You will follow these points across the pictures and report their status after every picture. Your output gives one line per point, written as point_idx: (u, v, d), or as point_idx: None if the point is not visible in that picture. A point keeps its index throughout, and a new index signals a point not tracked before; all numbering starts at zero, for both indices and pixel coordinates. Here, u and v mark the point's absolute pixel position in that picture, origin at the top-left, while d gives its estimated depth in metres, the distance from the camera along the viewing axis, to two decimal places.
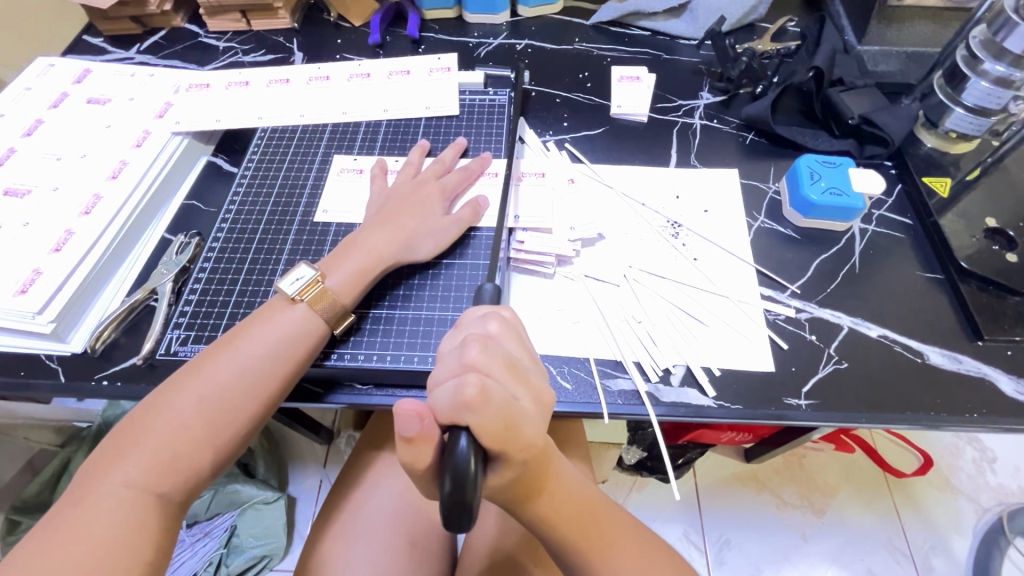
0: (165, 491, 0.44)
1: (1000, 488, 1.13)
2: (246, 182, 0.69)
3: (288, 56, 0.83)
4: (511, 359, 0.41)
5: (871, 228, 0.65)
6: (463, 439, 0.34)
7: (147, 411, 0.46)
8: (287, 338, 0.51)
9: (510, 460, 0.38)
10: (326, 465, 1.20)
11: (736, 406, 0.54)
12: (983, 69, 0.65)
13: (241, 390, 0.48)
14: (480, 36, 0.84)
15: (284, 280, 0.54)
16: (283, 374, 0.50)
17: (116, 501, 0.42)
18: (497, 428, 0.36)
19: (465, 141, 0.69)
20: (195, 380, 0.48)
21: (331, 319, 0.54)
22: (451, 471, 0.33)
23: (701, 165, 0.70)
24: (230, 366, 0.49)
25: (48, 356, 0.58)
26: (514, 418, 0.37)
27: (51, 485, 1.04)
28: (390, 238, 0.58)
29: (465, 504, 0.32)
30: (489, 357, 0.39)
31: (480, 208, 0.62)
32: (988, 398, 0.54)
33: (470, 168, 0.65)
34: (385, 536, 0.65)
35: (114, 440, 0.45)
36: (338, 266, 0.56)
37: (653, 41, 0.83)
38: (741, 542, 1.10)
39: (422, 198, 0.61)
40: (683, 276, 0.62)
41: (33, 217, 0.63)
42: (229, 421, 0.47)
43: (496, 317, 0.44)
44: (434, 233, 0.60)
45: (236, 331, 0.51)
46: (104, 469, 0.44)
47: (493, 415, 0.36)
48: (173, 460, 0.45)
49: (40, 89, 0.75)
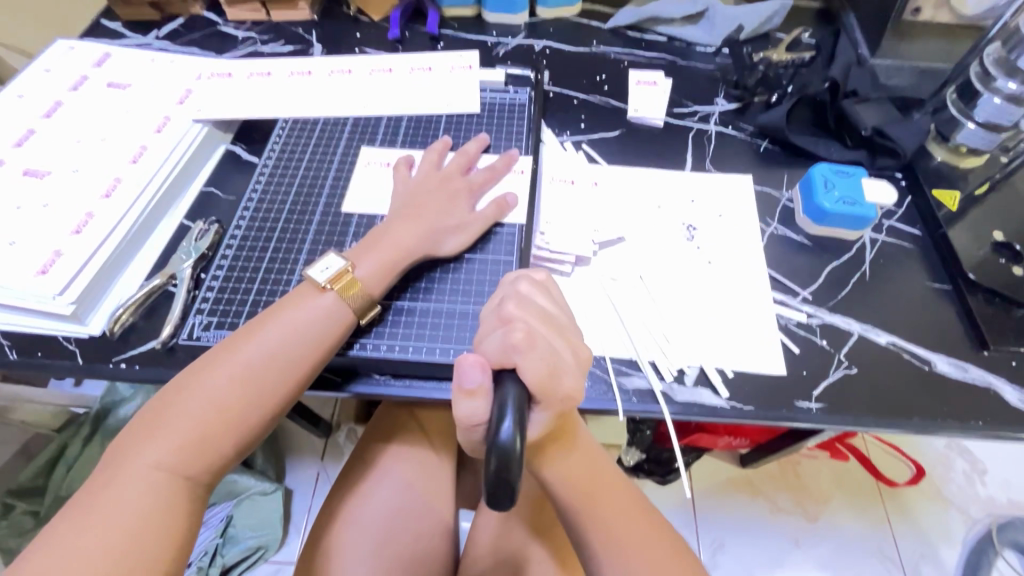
0: (192, 474, 0.44)
1: (990, 499, 1.15)
2: (268, 171, 0.69)
3: (307, 48, 0.83)
4: (545, 313, 0.44)
5: (881, 238, 0.67)
6: (508, 419, 0.34)
7: (175, 392, 0.47)
8: (314, 324, 0.51)
9: (549, 409, 0.41)
10: (324, 458, 1.20)
11: (748, 407, 0.55)
12: (995, 86, 0.68)
13: (267, 375, 0.48)
14: (499, 35, 0.85)
15: (312, 268, 0.54)
16: (310, 359, 0.50)
17: (144, 483, 0.42)
18: (540, 373, 0.39)
19: (488, 136, 0.69)
20: (224, 364, 0.48)
21: (358, 309, 0.54)
22: (497, 452, 0.33)
23: (716, 170, 0.72)
24: (258, 352, 0.49)
25: (65, 338, 0.58)
26: (555, 369, 0.40)
27: (49, 470, 1.04)
28: (418, 231, 0.59)
29: (508, 485, 0.34)
30: (525, 311, 0.42)
31: (505, 206, 0.63)
32: (993, 407, 0.55)
33: (496, 166, 0.66)
34: (391, 527, 0.65)
35: (142, 422, 0.46)
36: (365, 255, 0.57)
37: (669, 46, 0.84)
38: (735, 545, 1.11)
39: (451, 195, 0.62)
40: (698, 279, 0.63)
41: (52, 199, 0.63)
42: (257, 406, 0.47)
43: (528, 279, 0.46)
44: (460, 227, 0.61)
45: (263, 317, 0.52)
46: (133, 449, 0.44)
47: (539, 357, 0.39)
48: (202, 442, 0.45)
49: (58, 71, 0.75)
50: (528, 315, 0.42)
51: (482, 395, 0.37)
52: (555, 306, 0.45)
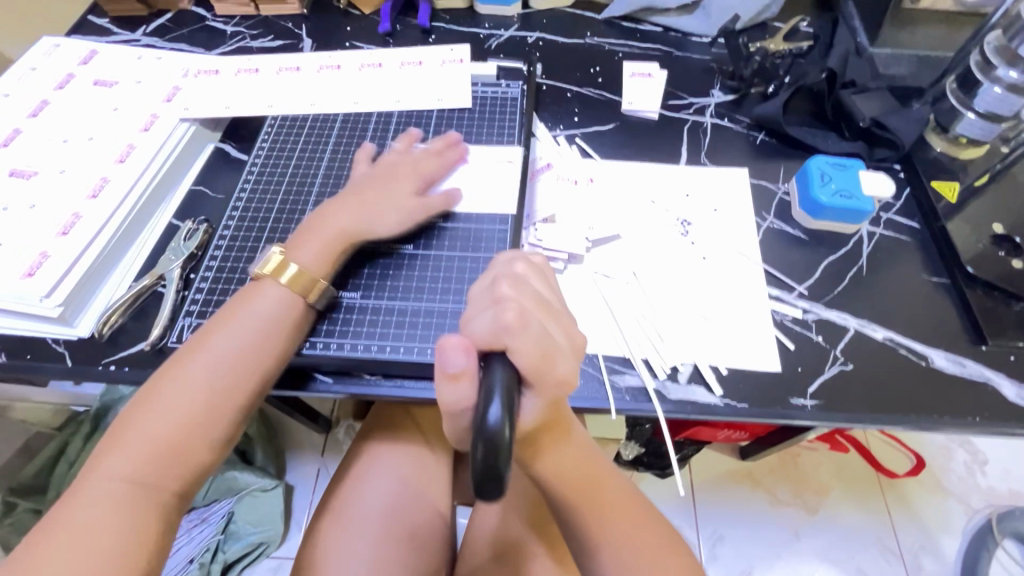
0: (158, 482, 0.44)
1: (990, 490, 1.14)
2: (257, 169, 0.68)
3: (297, 43, 0.82)
4: (539, 297, 0.42)
5: (879, 231, 0.65)
6: (495, 404, 0.33)
7: (130, 409, 0.46)
8: (267, 318, 0.51)
9: (543, 395, 0.39)
10: (324, 454, 1.19)
11: (741, 404, 0.55)
12: (996, 75, 0.67)
13: (226, 375, 0.48)
14: (491, 27, 0.83)
15: (253, 263, 0.55)
16: (268, 354, 0.50)
17: (106, 494, 0.42)
18: (532, 356, 0.37)
19: (457, 136, 0.67)
20: (177, 371, 0.48)
21: (307, 293, 0.54)
22: (484, 440, 0.32)
23: (712, 164, 0.71)
24: (211, 352, 0.49)
25: (54, 340, 0.58)
26: (549, 352, 0.38)
27: (50, 468, 1.04)
28: (355, 214, 0.58)
29: (497, 473, 0.32)
30: (520, 293, 0.41)
31: (451, 198, 0.63)
32: (991, 403, 0.55)
33: (437, 150, 0.65)
34: (386, 524, 0.64)
35: (104, 437, 0.46)
36: (302, 244, 0.56)
37: (665, 37, 0.82)
38: (734, 537, 1.11)
39: (393, 179, 0.61)
40: (693, 275, 0.62)
41: (39, 199, 0.63)
42: (215, 406, 0.47)
43: (523, 260, 0.45)
44: (399, 208, 0.60)
45: (215, 321, 0.52)
46: (94, 467, 0.44)
47: (532, 342, 0.37)
48: (163, 449, 0.45)
49: (44, 69, 0.74)
50: (523, 302, 0.40)
51: (468, 378, 0.35)
52: (546, 287, 0.44)
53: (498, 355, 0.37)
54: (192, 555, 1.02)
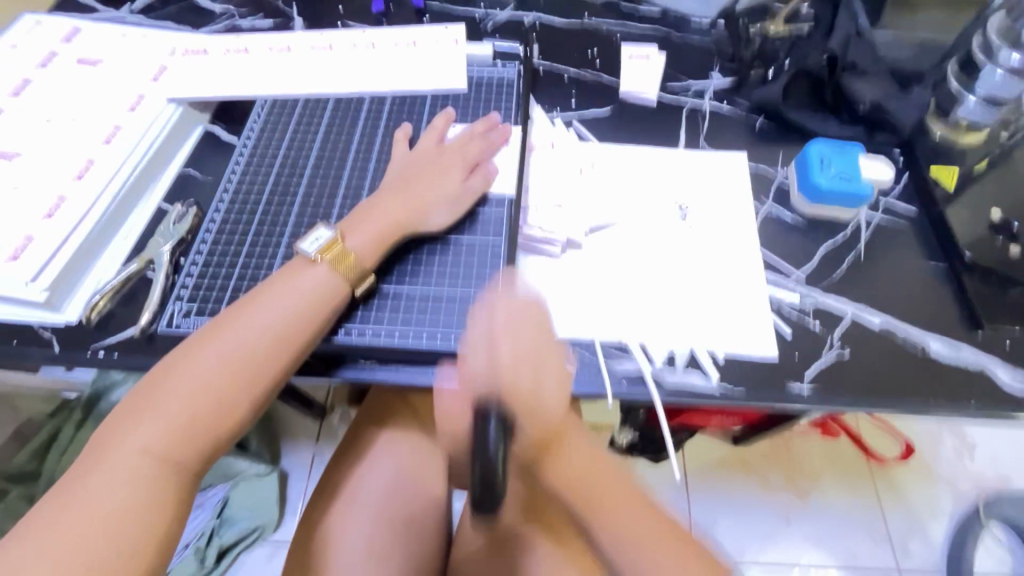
0: (181, 460, 0.43)
1: (978, 474, 1.16)
2: (247, 153, 0.67)
3: (288, 22, 0.80)
4: (532, 346, 0.48)
5: (879, 216, 0.65)
6: (491, 435, 0.38)
7: (163, 377, 0.45)
8: (307, 300, 0.51)
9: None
10: (319, 440, 1.19)
11: (738, 390, 0.54)
12: (999, 57, 0.65)
13: (261, 355, 0.47)
14: (487, 7, 0.82)
15: (304, 241, 0.54)
16: (304, 338, 0.50)
17: (130, 469, 0.41)
18: (524, 389, 0.44)
19: (498, 116, 0.67)
20: (213, 343, 0.47)
21: (352, 279, 0.54)
22: (481, 461, 0.37)
23: (710, 148, 0.70)
24: (248, 329, 0.48)
25: (41, 325, 0.57)
26: (537, 388, 0.46)
27: (41, 455, 1.02)
28: (407, 204, 0.59)
29: (495, 485, 0.38)
30: (515, 342, 0.47)
31: (490, 176, 0.63)
32: (986, 387, 0.55)
33: (490, 139, 0.65)
34: (380, 509, 0.64)
35: (133, 403, 0.45)
36: (357, 228, 0.56)
37: (663, 19, 0.81)
38: (726, 522, 1.12)
39: (443, 166, 0.62)
40: (690, 260, 0.62)
41: (23, 181, 0.61)
42: (247, 384, 0.46)
43: (519, 301, 0.51)
44: (450, 201, 0.61)
45: (253, 295, 0.51)
46: (119, 436, 0.43)
47: (524, 382, 0.45)
48: (189, 425, 0.44)
49: (26, 47, 0.72)
50: (517, 350, 0.47)
51: (464, 421, 0.39)
52: (537, 335, 0.49)
53: (493, 399, 0.40)
54: (188, 540, 1.03)
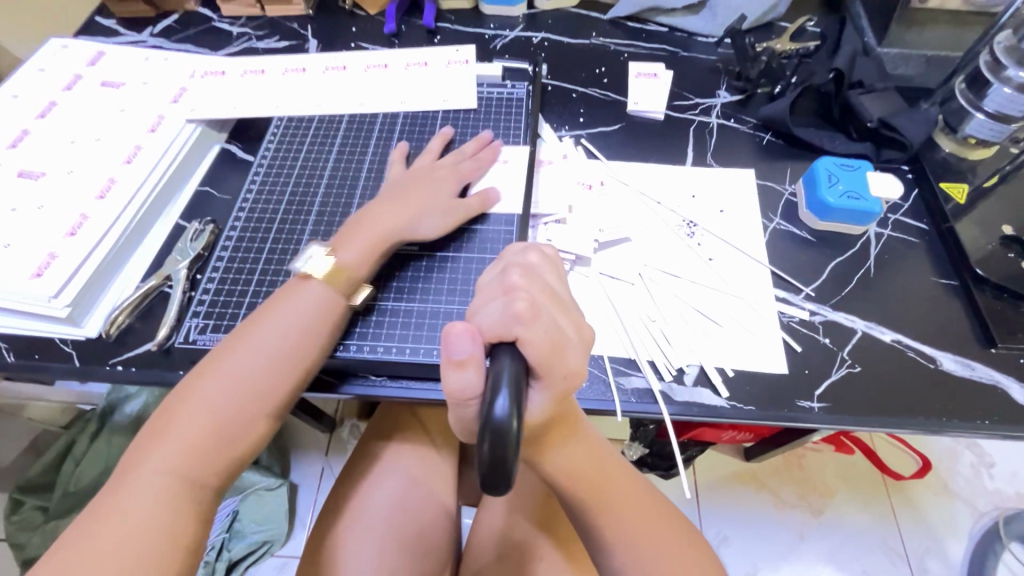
0: (201, 477, 0.44)
1: (997, 492, 1.13)
2: (262, 171, 0.69)
3: (302, 44, 0.82)
4: (551, 288, 0.40)
5: (887, 232, 0.65)
6: (501, 397, 0.31)
7: (176, 398, 0.46)
8: (310, 314, 0.52)
9: (551, 388, 0.37)
10: (328, 454, 1.19)
11: (748, 407, 0.54)
12: (1005, 75, 0.65)
13: (270, 370, 0.48)
14: (496, 28, 0.83)
15: (298, 260, 0.55)
16: (309, 351, 0.51)
17: (152, 487, 0.42)
18: (543, 346, 0.36)
19: (491, 135, 0.69)
20: (222, 362, 0.48)
21: (346, 292, 0.54)
22: (490, 435, 0.30)
23: (718, 165, 0.70)
24: (254, 346, 0.49)
25: (62, 340, 0.58)
26: (559, 343, 0.37)
27: (55, 468, 1.04)
28: (400, 213, 0.59)
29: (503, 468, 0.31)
30: (531, 281, 0.39)
31: (489, 200, 0.63)
32: (999, 405, 0.54)
33: (482, 158, 0.66)
34: (389, 523, 0.64)
35: (150, 425, 0.45)
36: (348, 241, 0.56)
37: (671, 37, 0.82)
38: (739, 539, 1.10)
39: (434, 179, 0.63)
40: (699, 275, 0.62)
41: (47, 200, 0.63)
42: (257, 399, 0.47)
43: (537, 250, 0.43)
44: (443, 211, 0.61)
45: (258, 314, 0.52)
46: (139, 458, 0.43)
47: (543, 331, 0.36)
48: (205, 444, 0.44)
49: (53, 70, 0.75)
50: (532, 286, 0.39)
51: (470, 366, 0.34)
52: (557, 276, 0.42)
53: (503, 343, 0.35)
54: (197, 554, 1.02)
